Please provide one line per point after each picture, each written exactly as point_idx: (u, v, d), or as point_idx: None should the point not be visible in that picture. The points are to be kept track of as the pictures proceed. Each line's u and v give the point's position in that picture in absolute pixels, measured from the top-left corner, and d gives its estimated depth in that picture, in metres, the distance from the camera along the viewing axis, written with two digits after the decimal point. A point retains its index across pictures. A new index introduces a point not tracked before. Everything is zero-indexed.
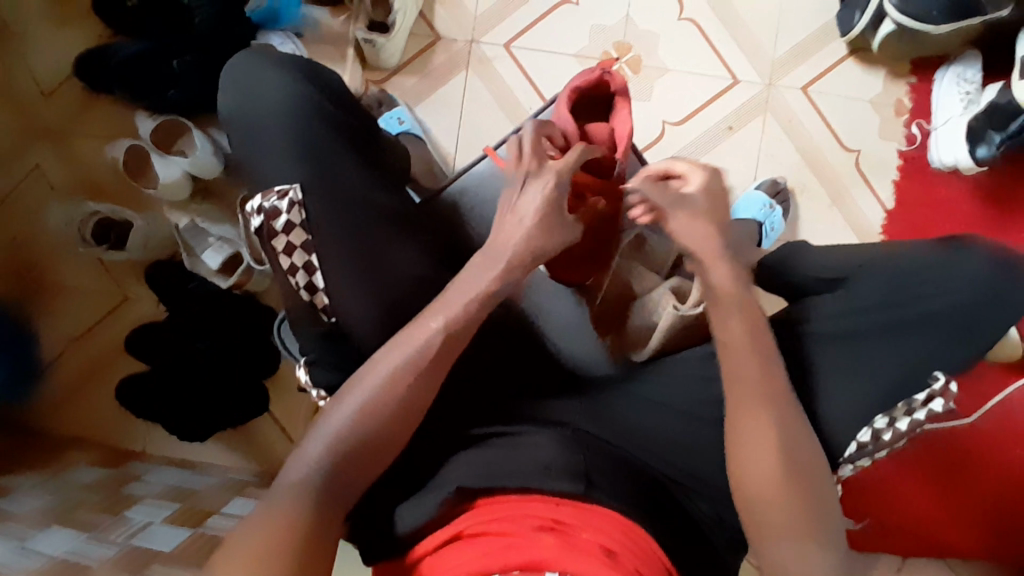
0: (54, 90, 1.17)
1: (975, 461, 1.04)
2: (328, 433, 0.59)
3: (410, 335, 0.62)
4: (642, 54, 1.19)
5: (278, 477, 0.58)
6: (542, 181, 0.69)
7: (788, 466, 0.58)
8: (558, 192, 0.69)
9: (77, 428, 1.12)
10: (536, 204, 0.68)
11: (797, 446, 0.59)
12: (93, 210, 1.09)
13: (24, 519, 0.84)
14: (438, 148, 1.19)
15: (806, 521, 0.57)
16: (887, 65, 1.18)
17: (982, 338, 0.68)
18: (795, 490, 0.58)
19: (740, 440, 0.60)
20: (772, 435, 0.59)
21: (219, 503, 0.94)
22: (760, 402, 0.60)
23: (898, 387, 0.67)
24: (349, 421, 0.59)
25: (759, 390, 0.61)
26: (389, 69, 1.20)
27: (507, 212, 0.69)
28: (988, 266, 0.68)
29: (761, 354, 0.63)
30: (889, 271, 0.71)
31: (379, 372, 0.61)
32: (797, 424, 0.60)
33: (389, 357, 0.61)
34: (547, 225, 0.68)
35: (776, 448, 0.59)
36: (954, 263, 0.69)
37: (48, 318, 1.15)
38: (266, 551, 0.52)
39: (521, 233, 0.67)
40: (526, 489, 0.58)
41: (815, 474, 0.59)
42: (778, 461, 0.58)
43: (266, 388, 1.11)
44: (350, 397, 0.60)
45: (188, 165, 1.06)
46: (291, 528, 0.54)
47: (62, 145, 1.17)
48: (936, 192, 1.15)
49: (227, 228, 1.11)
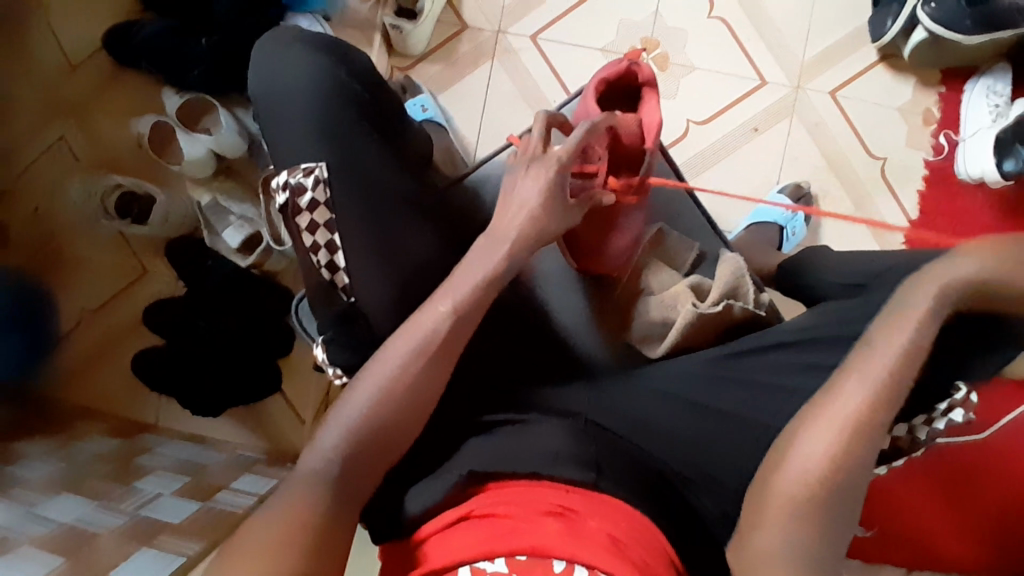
0: (83, 62, 1.18)
1: (983, 475, 1.03)
2: (347, 414, 0.59)
3: (416, 322, 0.63)
4: (669, 51, 1.18)
5: (298, 464, 0.58)
6: (543, 166, 0.67)
7: (834, 480, 0.56)
8: (560, 179, 0.67)
9: (90, 399, 1.14)
10: (534, 192, 0.67)
11: (852, 460, 0.56)
12: (116, 183, 1.10)
13: (36, 485, 0.85)
14: (460, 136, 1.18)
15: (827, 528, 0.55)
16: (918, 74, 1.16)
17: (1003, 349, 0.66)
18: (829, 501, 0.55)
19: (790, 447, 0.58)
20: (826, 445, 0.57)
21: (227, 480, 0.95)
22: (826, 424, 0.58)
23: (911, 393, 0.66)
24: (363, 408, 0.59)
25: (842, 405, 0.58)
26: (414, 56, 1.20)
27: (508, 195, 0.68)
28: None
29: (875, 376, 0.58)
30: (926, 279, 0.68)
31: (387, 360, 0.61)
32: (866, 443, 0.57)
33: (397, 345, 0.61)
34: (545, 212, 0.67)
35: (829, 458, 0.56)
36: None
37: (66, 289, 1.16)
38: (287, 541, 0.51)
39: (518, 219, 0.67)
40: (536, 475, 0.58)
41: (845, 486, 0.56)
42: (825, 471, 0.56)
43: (278, 368, 1.12)
44: (363, 384, 0.60)
45: (212, 143, 1.06)
46: (307, 506, 0.54)
47: (87, 118, 1.18)
48: (960, 203, 1.13)
49: (248, 207, 1.12)
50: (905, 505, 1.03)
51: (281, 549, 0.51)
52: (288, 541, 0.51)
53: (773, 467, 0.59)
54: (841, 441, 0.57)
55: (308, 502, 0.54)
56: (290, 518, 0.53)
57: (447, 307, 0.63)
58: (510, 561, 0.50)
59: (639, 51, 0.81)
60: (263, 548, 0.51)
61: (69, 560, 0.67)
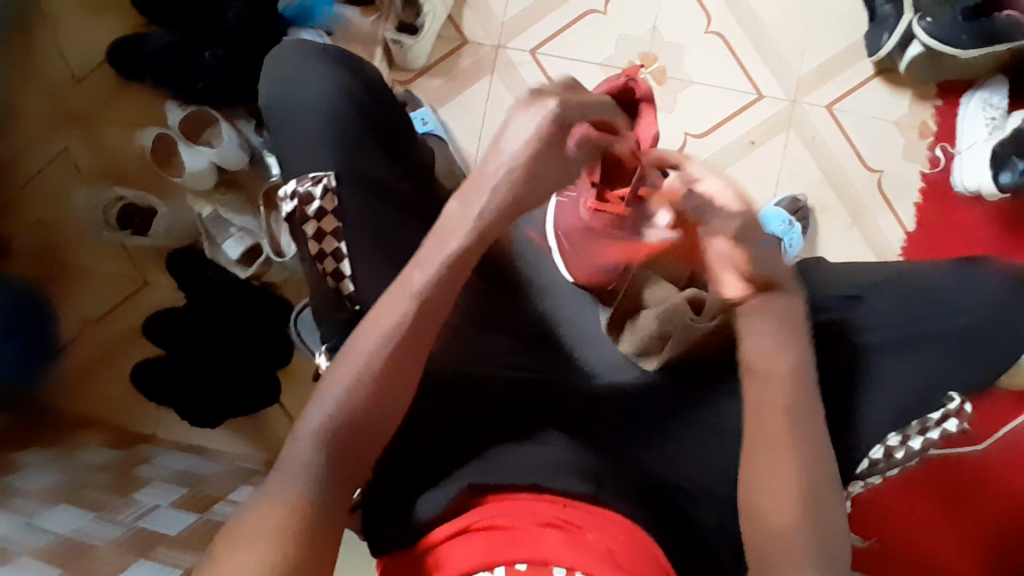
0: (88, 77, 1.20)
1: (981, 485, 1.02)
2: (329, 402, 0.58)
3: (372, 326, 0.61)
4: (667, 66, 1.20)
5: (282, 452, 0.57)
6: (537, 111, 0.63)
7: (810, 492, 0.58)
8: (556, 129, 0.63)
9: (92, 410, 1.14)
10: (520, 139, 0.63)
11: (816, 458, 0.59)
12: (119, 196, 1.12)
13: (35, 495, 0.85)
14: (460, 149, 1.19)
15: (815, 537, 0.57)
16: (914, 87, 1.17)
17: (994, 359, 0.67)
18: (812, 511, 0.58)
19: (756, 462, 0.59)
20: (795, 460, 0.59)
21: (225, 491, 0.95)
22: (781, 429, 0.60)
23: (909, 403, 0.66)
24: (336, 410, 0.57)
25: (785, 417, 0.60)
26: (415, 70, 1.21)
27: (492, 146, 0.64)
28: (1011, 292, 0.68)
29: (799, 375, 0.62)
30: (917, 282, 0.70)
31: (349, 367, 0.59)
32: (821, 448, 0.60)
33: (355, 353, 0.60)
34: (524, 163, 0.63)
35: (802, 473, 0.58)
36: (975, 285, 0.69)
37: (70, 300, 1.17)
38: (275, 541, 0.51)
39: (498, 175, 0.63)
40: (536, 487, 0.59)
41: (825, 494, 0.58)
42: (790, 483, 0.58)
43: (277, 379, 1.12)
44: (337, 372, 0.59)
45: (215, 155, 1.07)
46: (295, 509, 0.53)
47: (92, 131, 1.20)
48: (957, 216, 1.13)
49: (248, 219, 1.11)
50: (901, 515, 1.02)
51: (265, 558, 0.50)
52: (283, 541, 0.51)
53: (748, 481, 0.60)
54: (800, 451, 0.59)
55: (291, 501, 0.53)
56: (275, 518, 0.52)
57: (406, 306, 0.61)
58: (509, 570, 0.50)
59: (638, 70, 0.83)
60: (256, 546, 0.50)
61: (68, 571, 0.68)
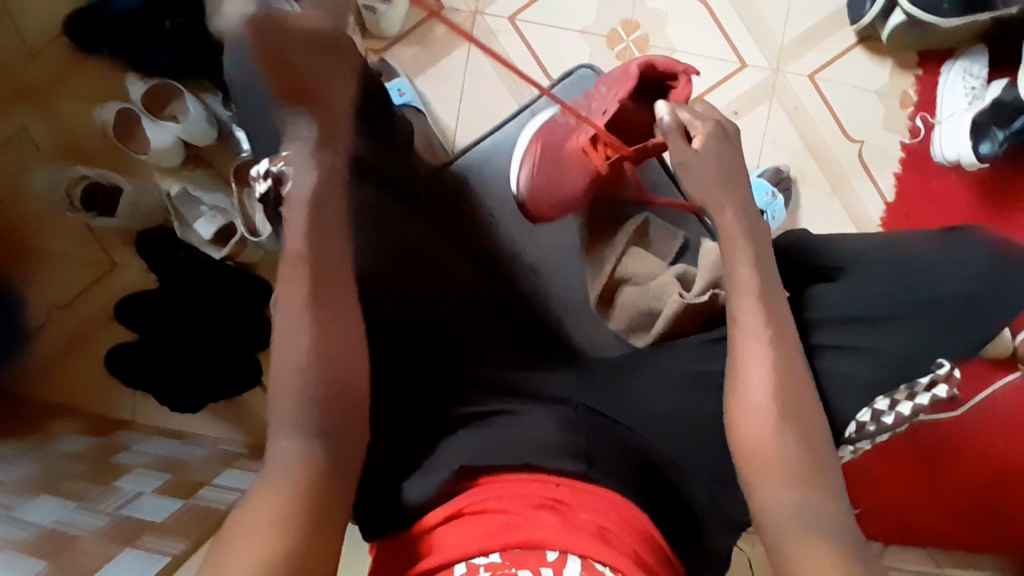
0: (42, 50, 1.12)
1: (959, 447, 1.06)
2: (317, 393, 0.57)
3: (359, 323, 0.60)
4: (649, 34, 1.17)
5: (275, 435, 0.55)
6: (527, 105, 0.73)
7: (794, 473, 0.55)
8: None
9: (62, 398, 1.10)
10: None
11: (804, 433, 0.57)
12: (82, 175, 1.06)
13: (13, 486, 0.83)
14: (438, 122, 1.16)
15: (805, 510, 0.53)
16: (894, 56, 1.16)
17: (982, 322, 0.64)
18: (805, 486, 0.55)
19: (744, 430, 0.58)
20: (774, 425, 0.57)
21: (210, 475, 0.94)
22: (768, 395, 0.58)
23: (894, 364, 0.64)
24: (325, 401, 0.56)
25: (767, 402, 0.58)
26: (391, 38, 1.16)
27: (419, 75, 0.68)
28: (990, 255, 0.66)
29: (779, 342, 0.60)
30: (869, 263, 0.69)
31: (336, 355, 0.59)
32: (810, 418, 0.58)
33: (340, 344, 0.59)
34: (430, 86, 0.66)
35: (780, 450, 0.56)
36: (952, 252, 0.67)
37: (34, 284, 1.12)
38: (282, 523, 0.49)
39: None
40: (528, 467, 0.58)
41: (814, 482, 0.55)
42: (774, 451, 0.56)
43: (257, 361, 1.09)
44: (330, 355, 0.59)
45: (181, 131, 1.02)
46: (296, 502, 0.51)
47: (50, 108, 1.13)
48: (936, 185, 1.14)
49: (220, 196, 1.07)
50: (875, 480, 1.06)
51: (258, 542, 0.47)
52: (289, 530, 0.49)
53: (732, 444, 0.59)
54: (788, 434, 0.57)
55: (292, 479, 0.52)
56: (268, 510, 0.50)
57: None
58: (504, 555, 0.51)
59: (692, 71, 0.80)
60: (252, 536, 0.48)
61: (52, 564, 0.68)
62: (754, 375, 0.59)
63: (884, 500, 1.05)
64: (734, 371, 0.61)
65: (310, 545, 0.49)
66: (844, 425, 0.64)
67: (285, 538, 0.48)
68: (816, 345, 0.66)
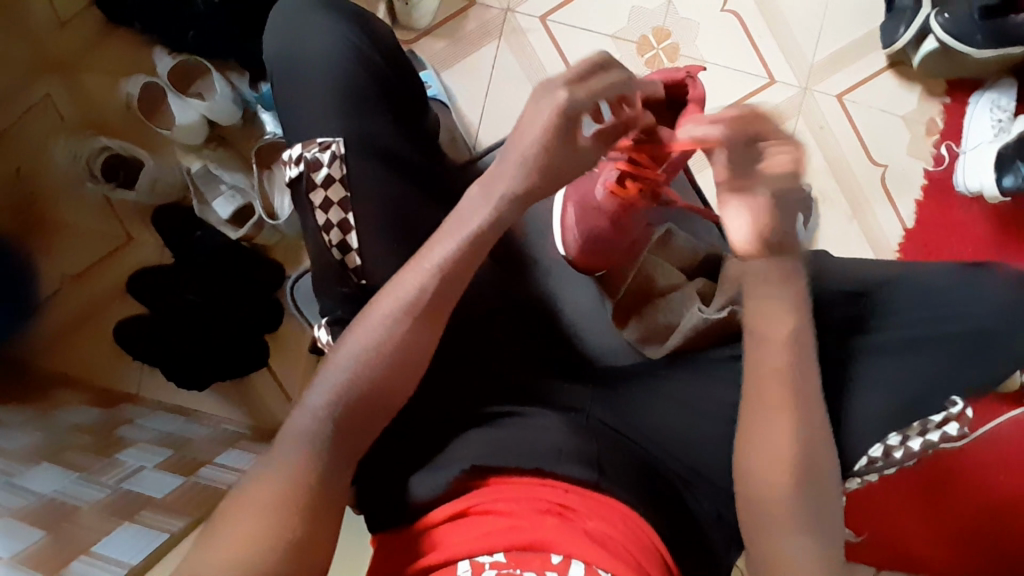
0: (71, 19, 1.12)
1: (959, 478, 1.06)
2: (331, 382, 0.56)
3: (375, 313, 0.59)
4: (680, 43, 1.16)
5: (286, 424, 0.55)
6: (558, 110, 0.61)
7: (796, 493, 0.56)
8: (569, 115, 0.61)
9: (68, 368, 1.10)
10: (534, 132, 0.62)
11: (816, 457, 0.57)
12: (104, 145, 1.07)
13: (16, 454, 0.84)
14: (462, 116, 1.16)
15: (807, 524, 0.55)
16: (924, 82, 1.15)
17: (1000, 361, 0.63)
18: (808, 507, 0.55)
19: (757, 447, 0.58)
20: (785, 446, 0.57)
21: (211, 453, 0.93)
22: (783, 414, 0.58)
23: (907, 397, 0.63)
24: (338, 390, 0.56)
25: (787, 423, 0.57)
26: (420, 30, 1.16)
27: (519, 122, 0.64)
28: (1012, 293, 0.64)
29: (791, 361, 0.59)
30: (889, 293, 0.68)
31: (349, 347, 0.57)
32: (818, 443, 0.58)
33: (359, 331, 0.58)
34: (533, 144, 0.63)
35: (790, 471, 0.56)
36: (974, 287, 0.66)
37: (48, 251, 1.13)
38: (277, 511, 0.50)
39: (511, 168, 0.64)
40: (539, 471, 0.58)
41: (814, 504, 0.56)
42: (784, 471, 0.56)
43: (265, 343, 1.09)
44: (347, 343, 0.58)
45: (205, 109, 1.03)
46: (296, 497, 0.51)
47: (75, 78, 1.13)
48: (956, 215, 1.13)
49: (240, 177, 1.08)
50: (870, 506, 1.06)
51: (255, 527, 0.49)
52: (285, 519, 0.50)
53: (739, 462, 0.59)
54: (798, 454, 0.56)
55: (296, 473, 0.52)
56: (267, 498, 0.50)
57: (393, 312, 0.58)
58: (508, 556, 0.51)
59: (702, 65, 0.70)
60: (248, 522, 0.49)
61: (50, 535, 0.68)
62: (773, 394, 0.58)
63: (880, 525, 1.05)
64: (752, 391, 0.59)
65: (306, 533, 0.50)
66: (855, 459, 0.64)
67: (283, 527, 0.49)
68: (836, 375, 0.66)
